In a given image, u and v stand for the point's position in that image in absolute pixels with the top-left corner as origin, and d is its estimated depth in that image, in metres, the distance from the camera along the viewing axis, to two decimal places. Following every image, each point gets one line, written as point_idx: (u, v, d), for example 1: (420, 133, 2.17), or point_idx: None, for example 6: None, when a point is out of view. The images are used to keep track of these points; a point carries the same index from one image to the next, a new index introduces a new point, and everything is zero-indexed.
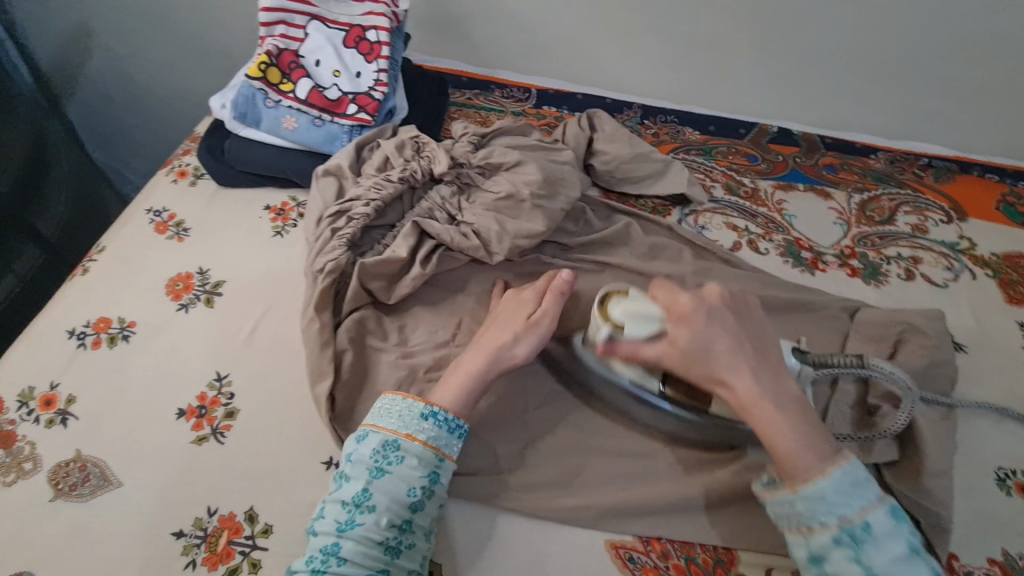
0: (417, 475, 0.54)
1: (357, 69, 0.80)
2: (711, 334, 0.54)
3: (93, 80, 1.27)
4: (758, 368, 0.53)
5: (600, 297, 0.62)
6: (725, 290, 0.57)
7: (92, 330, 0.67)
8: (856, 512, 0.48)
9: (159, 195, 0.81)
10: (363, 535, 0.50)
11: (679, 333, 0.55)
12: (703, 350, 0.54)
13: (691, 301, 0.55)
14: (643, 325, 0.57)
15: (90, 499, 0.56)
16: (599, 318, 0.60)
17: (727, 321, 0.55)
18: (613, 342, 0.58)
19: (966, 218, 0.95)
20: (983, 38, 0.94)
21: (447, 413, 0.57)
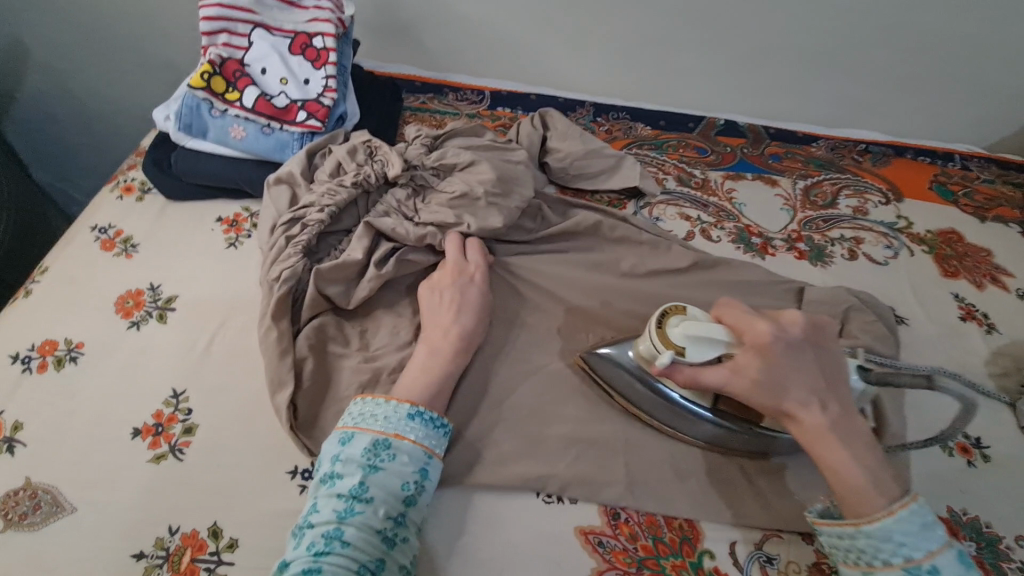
0: (410, 471, 0.54)
1: (305, 75, 0.79)
2: (784, 366, 0.54)
3: (30, 99, 1.22)
4: (825, 396, 0.54)
5: (658, 314, 0.62)
6: (807, 319, 0.56)
7: (37, 353, 0.65)
8: (923, 554, 0.48)
9: (105, 212, 0.79)
10: (363, 522, 0.50)
11: (751, 362, 0.55)
12: (775, 379, 0.54)
13: (769, 331, 0.54)
14: (710, 350, 0.57)
15: (41, 528, 0.53)
16: (659, 341, 0.60)
17: (805, 354, 0.55)
18: (673, 367, 0.59)
19: (902, 199, 1.01)
20: (907, 29, 0.99)
21: (433, 412, 0.58)
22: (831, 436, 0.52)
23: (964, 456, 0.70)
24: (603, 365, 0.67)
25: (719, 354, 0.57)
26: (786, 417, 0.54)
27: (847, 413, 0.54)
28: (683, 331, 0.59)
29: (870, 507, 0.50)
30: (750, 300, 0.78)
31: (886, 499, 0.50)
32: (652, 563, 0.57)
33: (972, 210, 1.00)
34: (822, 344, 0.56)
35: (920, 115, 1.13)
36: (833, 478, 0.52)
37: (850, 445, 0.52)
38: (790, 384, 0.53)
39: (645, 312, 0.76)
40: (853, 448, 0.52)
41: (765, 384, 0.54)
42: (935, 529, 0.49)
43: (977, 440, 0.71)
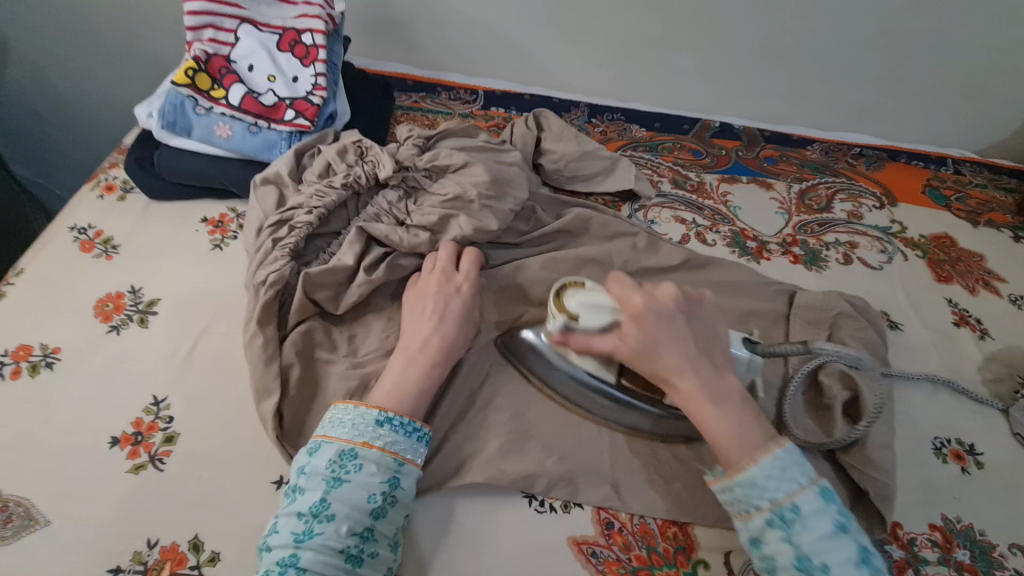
0: (378, 482, 0.52)
1: (294, 73, 0.77)
2: (656, 335, 0.56)
3: (10, 93, 1.19)
4: (697, 363, 0.56)
5: (557, 287, 0.65)
6: (679, 291, 0.59)
7: (11, 358, 0.62)
8: (786, 494, 0.49)
9: (85, 211, 0.76)
10: (323, 543, 0.48)
11: (628, 331, 0.57)
12: (650, 347, 0.56)
13: (643, 302, 0.57)
14: (598, 316, 0.60)
15: (11, 542, 0.51)
16: (554, 308, 0.63)
17: (679, 322, 0.57)
18: (567, 334, 0.61)
19: (896, 203, 1.01)
20: (902, 33, 0.99)
21: (404, 417, 0.56)
22: (701, 399, 0.54)
23: (958, 463, 0.69)
24: (519, 346, 0.68)
25: (606, 323, 0.59)
26: (662, 382, 0.56)
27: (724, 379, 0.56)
28: (575, 300, 0.61)
29: (740, 454, 0.52)
30: (746, 305, 0.78)
31: (758, 446, 0.52)
32: (645, 574, 0.56)
33: (964, 215, 1.00)
34: (696, 316, 0.58)
35: (915, 119, 1.13)
36: (711, 437, 0.54)
37: (717, 407, 0.54)
38: (663, 352, 0.56)
39: None
40: (722, 408, 0.54)
41: (641, 352, 0.56)
42: (798, 468, 0.50)
43: (971, 446, 0.71)
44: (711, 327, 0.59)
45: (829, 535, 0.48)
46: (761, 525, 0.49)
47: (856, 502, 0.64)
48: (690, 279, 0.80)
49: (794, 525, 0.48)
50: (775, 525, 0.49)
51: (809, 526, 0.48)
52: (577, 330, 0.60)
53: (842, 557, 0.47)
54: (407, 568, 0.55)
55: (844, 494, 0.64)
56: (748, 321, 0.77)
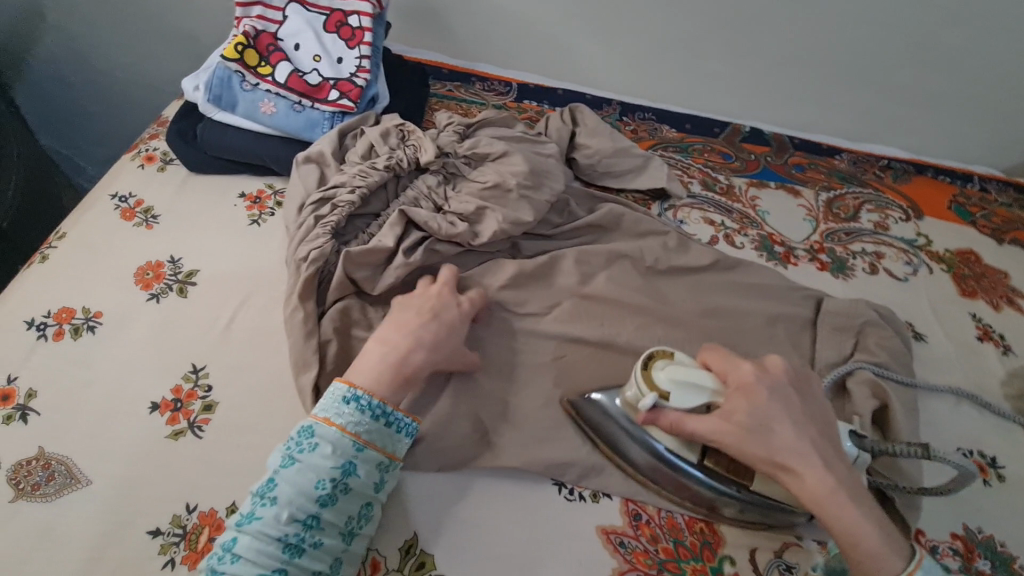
0: (329, 466, 0.51)
1: (338, 54, 0.78)
2: (770, 412, 0.53)
3: (42, 61, 1.20)
4: (818, 451, 0.52)
5: (643, 356, 0.60)
6: (788, 366, 0.57)
7: (53, 321, 0.63)
8: None
9: (125, 181, 0.77)
10: (260, 530, 0.48)
11: (736, 407, 0.54)
12: (761, 423, 0.53)
13: (755, 374, 0.55)
14: (694, 396, 0.56)
15: (54, 499, 0.52)
16: (643, 383, 0.58)
17: (789, 398, 0.55)
18: (657, 411, 0.57)
19: (922, 217, 1.01)
20: (938, 48, 0.99)
21: (370, 397, 0.54)
22: (835, 501, 0.50)
23: (980, 475, 0.70)
24: (592, 411, 0.63)
25: (704, 400, 0.56)
26: (780, 467, 0.52)
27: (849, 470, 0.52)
28: (668, 375, 0.57)
29: (891, 567, 0.48)
30: (775, 309, 0.78)
31: (904, 559, 0.48)
32: (673, 566, 0.57)
33: (990, 232, 1.01)
34: (806, 393, 0.57)
35: (943, 135, 1.13)
36: (848, 543, 0.49)
37: (859, 510, 0.50)
38: (776, 429, 0.53)
39: (670, 314, 0.75)
40: (862, 511, 0.50)
41: (751, 429, 0.53)
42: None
43: (994, 459, 0.72)
44: (819, 406, 0.57)
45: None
46: None
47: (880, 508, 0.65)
48: (720, 280, 0.80)
49: None
50: None
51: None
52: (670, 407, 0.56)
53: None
54: (439, 547, 0.56)
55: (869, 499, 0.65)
56: (777, 324, 0.77)
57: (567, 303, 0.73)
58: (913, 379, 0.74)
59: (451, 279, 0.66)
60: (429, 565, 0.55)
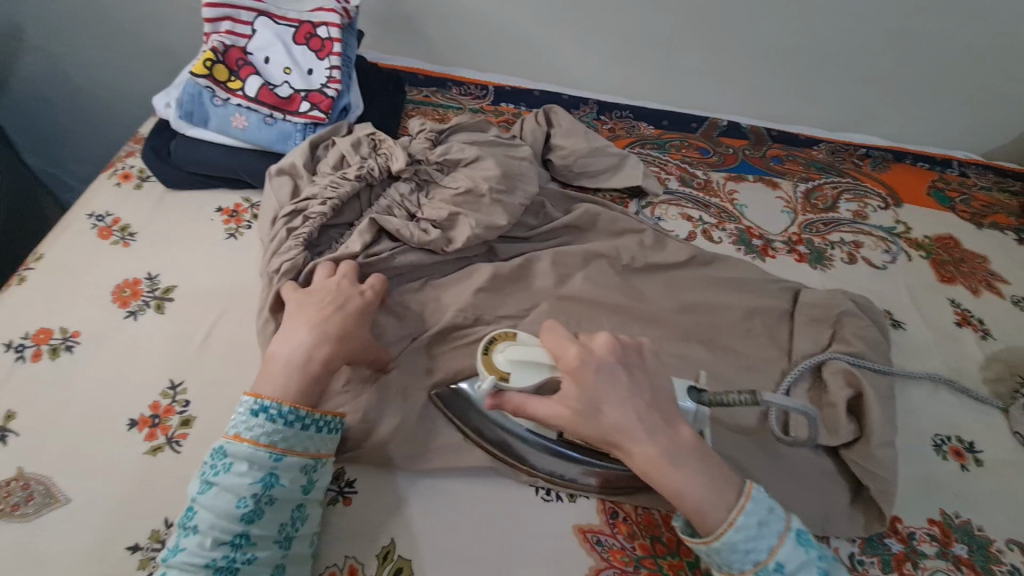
0: (247, 484, 0.50)
1: (309, 66, 0.79)
2: (600, 393, 0.51)
3: (23, 81, 1.20)
4: (649, 425, 0.51)
5: (487, 342, 0.60)
6: (615, 340, 0.54)
7: (31, 342, 0.63)
8: (767, 554, 0.49)
9: (102, 199, 0.78)
10: (185, 561, 0.48)
11: (568, 391, 0.52)
12: (591, 406, 0.51)
13: (578, 356, 0.52)
14: (531, 374, 0.56)
15: (34, 518, 0.53)
16: (484, 367, 0.58)
17: (617, 376, 0.52)
18: (500, 396, 0.55)
19: (901, 204, 1.02)
20: (911, 36, 1.00)
21: (280, 405, 0.53)
22: (660, 466, 0.50)
23: (958, 460, 0.70)
24: (460, 403, 0.64)
25: (539, 378, 0.56)
26: (615, 448, 0.52)
27: (676, 436, 0.52)
28: (506, 357, 0.57)
29: (713, 519, 0.49)
30: (752, 302, 0.78)
31: (728, 506, 0.50)
32: (649, 562, 0.57)
33: (969, 217, 1.01)
34: (636, 367, 0.54)
35: (921, 122, 1.13)
36: (678, 503, 0.50)
37: (680, 469, 0.50)
38: (606, 410, 0.51)
39: (646, 312, 0.75)
40: (684, 468, 0.50)
41: (584, 413, 0.51)
42: (773, 521, 0.49)
43: (971, 444, 0.72)
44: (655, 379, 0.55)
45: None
46: None
47: (856, 496, 0.65)
48: (695, 275, 0.81)
49: None
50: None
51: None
52: (510, 389, 0.56)
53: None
54: (418, 551, 0.56)
55: (846, 488, 0.66)
56: (754, 318, 0.78)
57: (544, 305, 0.73)
58: (891, 367, 0.74)
59: (348, 270, 0.65)
60: (407, 569, 0.55)
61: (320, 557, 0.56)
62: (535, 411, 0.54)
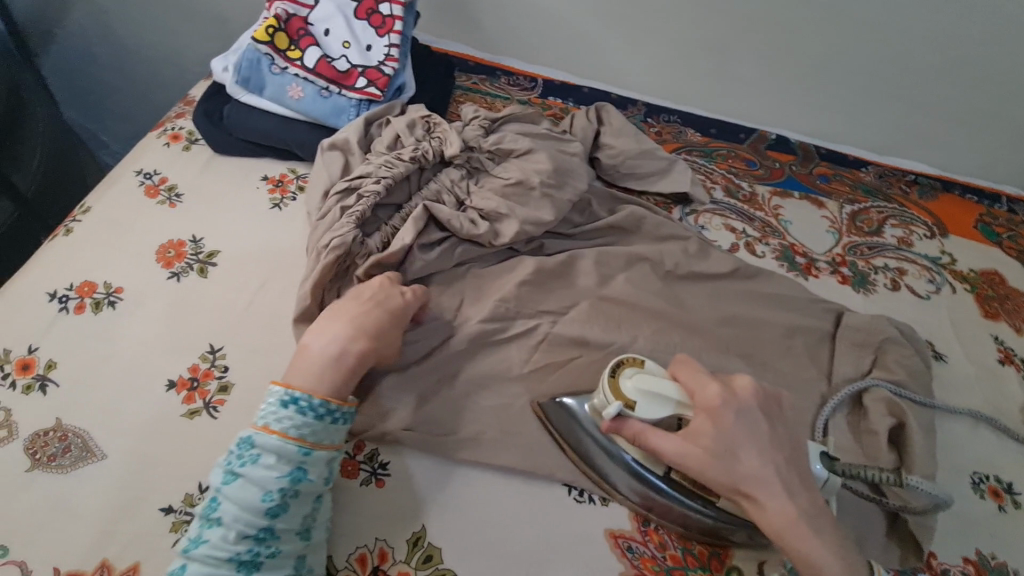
0: (275, 478, 0.49)
1: (368, 41, 0.78)
2: (736, 437, 0.51)
3: (71, 33, 1.20)
4: (780, 480, 0.51)
5: (613, 362, 0.58)
6: (755, 387, 0.55)
7: (75, 294, 0.63)
8: None
9: (151, 158, 0.77)
10: (207, 553, 0.47)
11: (702, 430, 0.52)
12: (728, 450, 0.51)
13: (720, 397, 0.53)
14: (661, 409, 0.54)
15: (70, 470, 0.52)
16: (610, 391, 0.55)
17: (757, 424, 0.53)
18: (623, 422, 0.55)
19: (948, 235, 0.99)
20: (977, 65, 0.96)
21: (311, 398, 0.52)
22: (797, 530, 0.49)
23: (996, 500, 0.69)
24: (567, 419, 0.61)
25: (666, 412, 0.54)
26: (743, 496, 0.52)
27: (812, 499, 0.51)
28: (634, 384, 0.54)
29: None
30: (795, 320, 0.77)
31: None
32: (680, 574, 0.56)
33: (1016, 254, 0.98)
34: (772, 416, 0.54)
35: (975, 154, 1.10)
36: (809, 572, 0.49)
37: (818, 537, 0.49)
38: (741, 456, 0.51)
39: (687, 320, 0.74)
40: (821, 537, 0.50)
41: (717, 454, 0.51)
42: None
43: (1011, 485, 0.70)
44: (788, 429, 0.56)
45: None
46: None
47: (891, 528, 0.64)
48: (738, 288, 0.79)
49: None
50: None
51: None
52: (634, 418, 0.54)
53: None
54: (448, 540, 0.56)
55: (881, 518, 0.64)
56: (795, 336, 0.76)
57: (585, 304, 0.72)
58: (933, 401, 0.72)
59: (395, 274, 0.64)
60: (436, 557, 0.55)
61: (350, 535, 0.56)
62: (658, 445, 0.53)
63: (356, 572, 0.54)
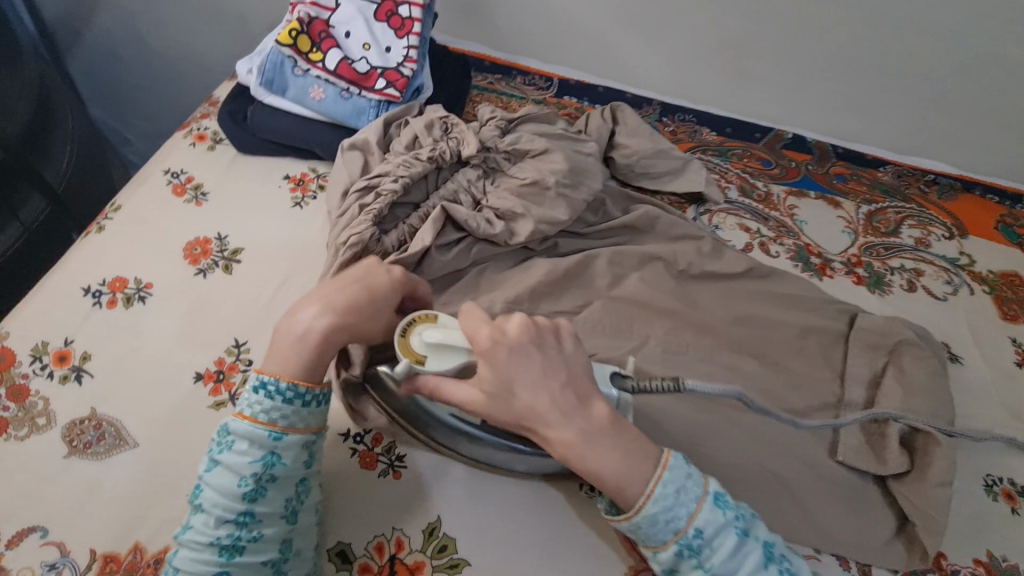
0: (247, 462, 0.50)
1: (387, 43, 0.79)
2: (513, 376, 0.49)
3: (98, 35, 1.23)
4: (565, 406, 0.49)
5: (406, 320, 0.55)
6: (530, 321, 0.51)
7: (108, 289, 0.66)
8: (685, 521, 0.47)
9: (177, 157, 0.80)
10: (193, 538, 0.48)
11: (485, 377, 0.50)
12: (506, 390, 0.49)
13: (490, 339, 0.50)
14: (448, 357, 0.52)
15: (105, 457, 0.55)
16: (398, 350, 0.53)
17: (533, 360, 0.50)
18: (415, 378, 0.53)
19: (966, 235, 0.98)
20: (997, 64, 0.95)
21: (278, 383, 0.52)
22: (577, 450, 0.49)
23: (1009, 503, 0.69)
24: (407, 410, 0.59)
25: (459, 362, 0.52)
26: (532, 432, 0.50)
27: (590, 416, 0.50)
28: (423, 339, 0.53)
29: (633, 493, 0.48)
30: (808, 321, 0.77)
31: (645, 479, 0.48)
32: None
33: None
34: (547, 346, 0.51)
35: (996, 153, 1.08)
36: (599, 483, 0.49)
37: (599, 448, 0.49)
38: (520, 393, 0.49)
39: (699, 319, 0.74)
40: (602, 448, 0.49)
41: (500, 398, 0.50)
42: (690, 487, 0.48)
43: None
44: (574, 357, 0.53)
45: (735, 548, 0.47)
46: (670, 556, 0.48)
47: (900, 528, 0.65)
48: (750, 287, 0.79)
49: (701, 550, 0.47)
50: (684, 554, 0.47)
51: (716, 548, 0.47)
52: (425, 373, 0.52)
53: (754, 565, 0.47)
54: (463, 532, 0.58)
55: (891, 517, 0.65)
56: (808, 337, 0.76)
57: (598, 304, 0.73)
58: (951, 427, 0.68)
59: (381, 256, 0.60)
60: (450, 548, 0.57)
61: (369, 524, 0.58)
62: (454, 396, 0.52)
63: (374, 560, 0.56)
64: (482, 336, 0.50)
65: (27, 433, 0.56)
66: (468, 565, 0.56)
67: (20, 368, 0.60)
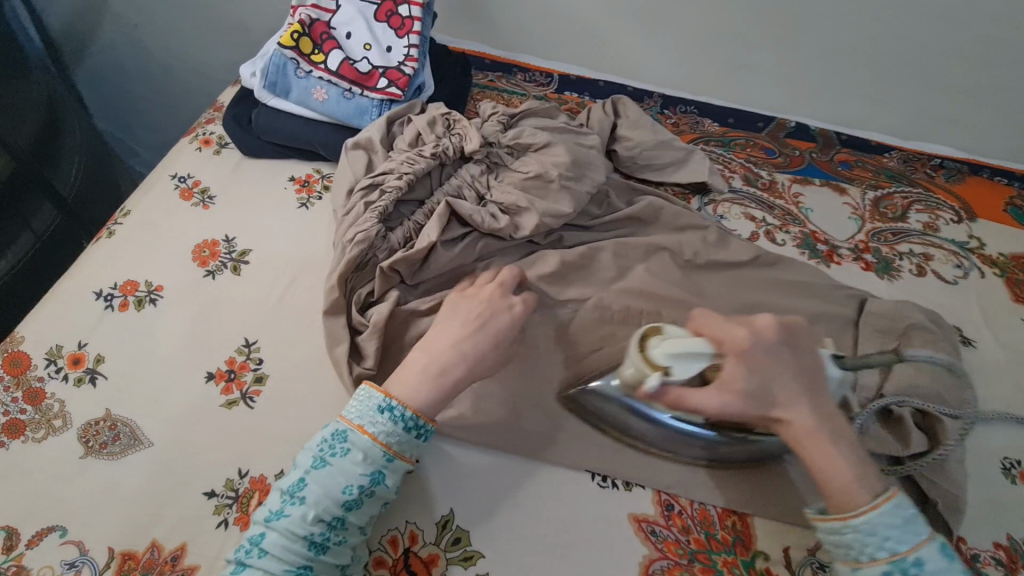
0: (358, 473, 0.51)
1: (388, 43, 0.80)
2: (769, 372, 0.51)
3: (102, 47, 1.25)
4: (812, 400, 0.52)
5: (637, 334, 0.56)
6: (778, 321, 0.54)
7: (119, 292, 0.67)
8: (909, 547, 0.47)
9: (184, 162, 0.81)
10: (288, 527, 0.49)
11: (736, 375, 0.51)
12: (763, 389, 0.51)
13: (748, 338, 0.52)
14: (695, 366, 0.52)
15: (121, 457, 0.56)
16: (640, 360, 0.54)
17: (784, 356, 0.52)
18: (663, 389, 0.53)
19: (975, 218, 0.97)
20: (999, 45, 0.94)
21: (406, 411, 0.53)
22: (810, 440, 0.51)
23: None
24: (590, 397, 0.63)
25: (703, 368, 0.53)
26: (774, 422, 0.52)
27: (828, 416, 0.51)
28: (663, 349, 0.53)
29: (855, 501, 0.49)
30: (817, 307, 0.76)
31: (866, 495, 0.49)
32: (704, 557, 0.57)
33: None
34: (800, 347, 0.53)
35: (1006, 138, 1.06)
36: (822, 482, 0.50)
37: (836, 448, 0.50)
38: (775, 392, 0.51)
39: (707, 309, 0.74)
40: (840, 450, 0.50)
41: (754, 395, 0.51)
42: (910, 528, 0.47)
43: None
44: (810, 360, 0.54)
45: None
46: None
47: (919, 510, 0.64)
48: (757, 275, 0.79)
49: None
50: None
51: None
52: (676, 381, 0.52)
53: None
54: (475, 525, 0.58)
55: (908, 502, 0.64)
56: (817, 323, 0.76)
57: (604, 296, 0.73)
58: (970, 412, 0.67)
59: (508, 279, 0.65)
60: (464, 541, 0.57)
61: (383, 519, 0.58)
62: (698, 402, 0.52)
63: (388, 553, 0.56)
64: (736, 340, 0.52)
65: (44, 435, 0.57)
66: (483, 558, 0.56)
67: (36, 372, 0.61)
